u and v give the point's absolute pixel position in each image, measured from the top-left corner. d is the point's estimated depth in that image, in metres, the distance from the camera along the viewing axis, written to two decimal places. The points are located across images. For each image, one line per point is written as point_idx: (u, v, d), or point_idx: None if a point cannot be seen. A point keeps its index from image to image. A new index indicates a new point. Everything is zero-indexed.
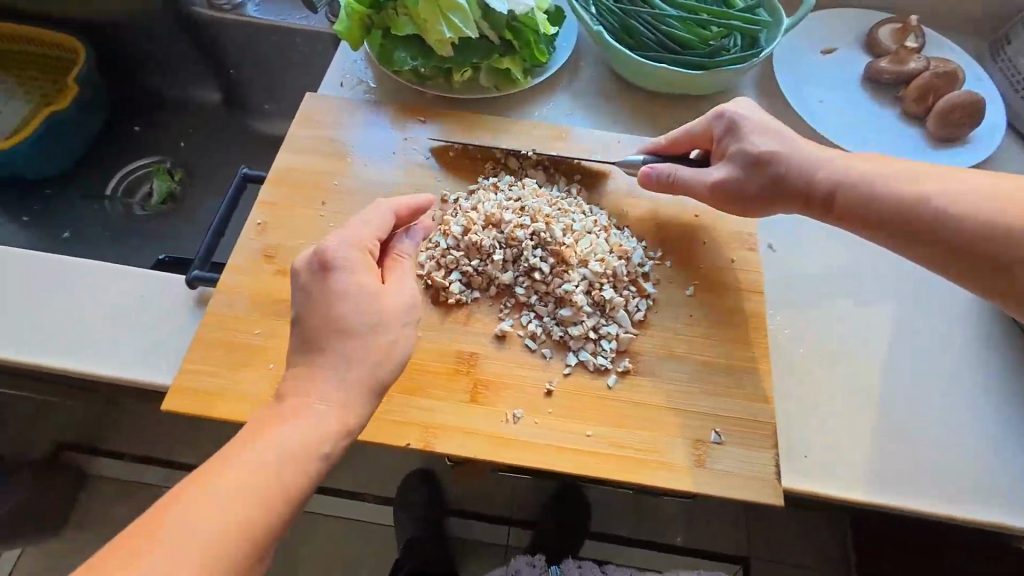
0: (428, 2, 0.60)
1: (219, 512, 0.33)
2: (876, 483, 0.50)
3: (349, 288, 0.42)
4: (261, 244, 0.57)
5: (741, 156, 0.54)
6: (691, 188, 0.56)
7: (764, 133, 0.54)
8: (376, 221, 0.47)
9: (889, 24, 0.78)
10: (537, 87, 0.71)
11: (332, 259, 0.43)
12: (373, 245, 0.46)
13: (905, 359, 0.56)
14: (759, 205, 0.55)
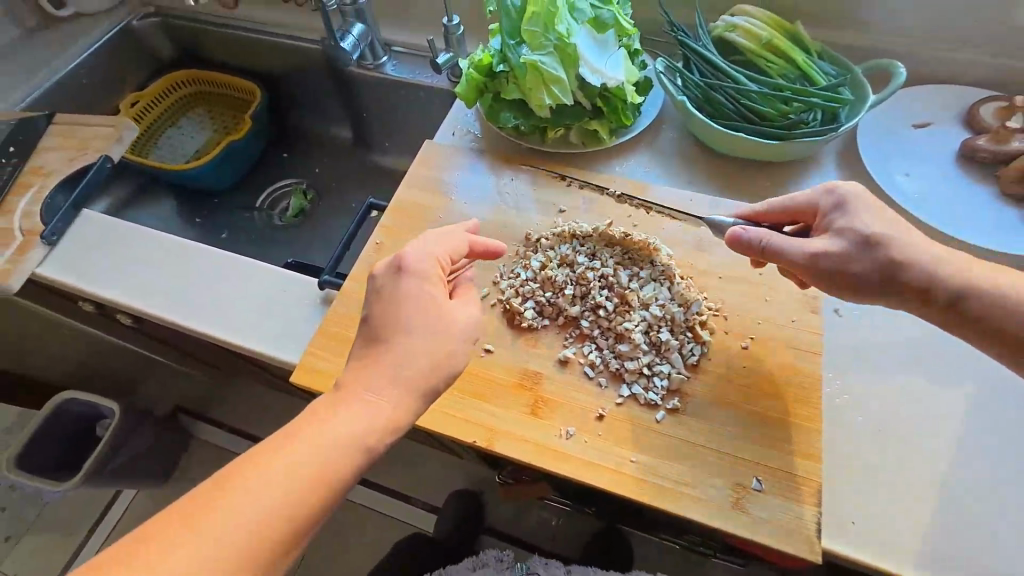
0: (534, 74, 0.70)
1: (299, 468, 0.41)
2: (927, 563, 0.49)
3: (416, 294, 0.50)
4: (376, 259, 0.70)
5: (851, 231, 0.53)
6: (790, 253, 0.54)
7: (871, 213, 0.53)
8: (453, 244, 0.56)
9: (994, 101, 0.77)
10: (620, 146, 0.80)
11: (407, 265, 0.51)
12: (444, 260, 0.54)
13: (978, 444, 0.54)
14: (859, 270, 0.52)
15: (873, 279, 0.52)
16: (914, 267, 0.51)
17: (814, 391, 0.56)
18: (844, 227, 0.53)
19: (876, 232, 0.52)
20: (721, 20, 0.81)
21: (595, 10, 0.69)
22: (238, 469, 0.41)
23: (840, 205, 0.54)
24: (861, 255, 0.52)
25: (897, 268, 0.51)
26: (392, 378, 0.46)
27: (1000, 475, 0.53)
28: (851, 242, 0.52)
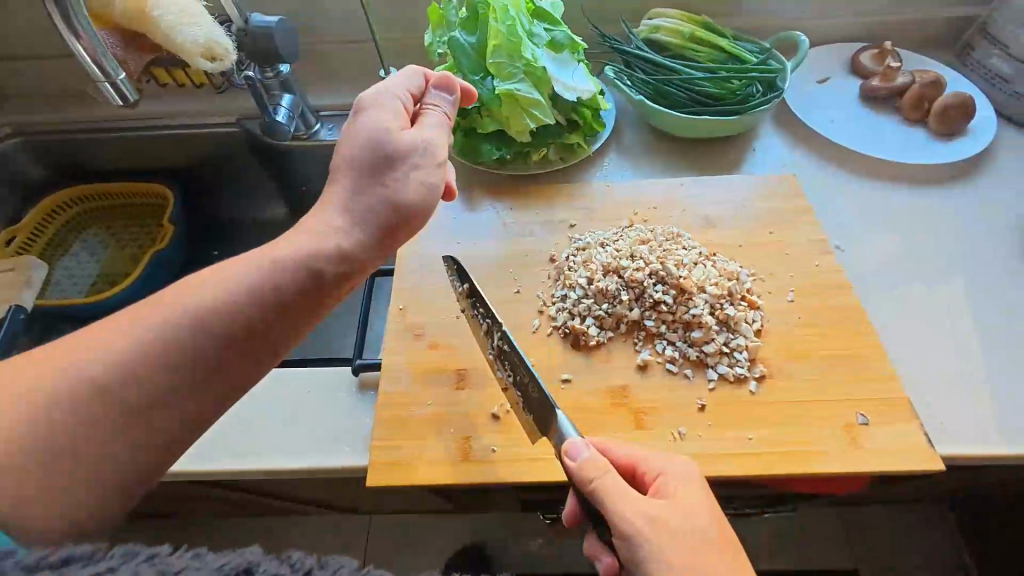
0: (510, 101, 0.70)
1: (131, 356, 0.40)
2: (1014, 436, 0.55)
3: (376, 132, 0.52)
4: (406, 324, 0.64)
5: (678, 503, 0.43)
6: (614, 509, 0.42)
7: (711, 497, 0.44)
8: (411, 80, 0.57)
9: (868, 50, 0.91)
10: (595, 152, 0.82)
11: (369, 105, 0.54)
12: (402, 98, 0.56)
13: (995, 324, 0.63)
14: (666, 570, 0.39)
15: (672, 564, 0.39)
16: (716, 568, 0.40)
17: (862, 319, 0.61)
18: (680, 508, 0.43)
19: (711, 523, 0.42)
20: (644, 24, 0.88)
21: (549, 33, 0.72)
22: (61, 350, 0.40)
23: (685, 485, 0.45)
24: (669, 542, 0.40)
25: (693, 569, 0.39)
26: (245, 277, 0.45)
27: (1021, 344, 0.62)
28: (693, 525, 0.42)
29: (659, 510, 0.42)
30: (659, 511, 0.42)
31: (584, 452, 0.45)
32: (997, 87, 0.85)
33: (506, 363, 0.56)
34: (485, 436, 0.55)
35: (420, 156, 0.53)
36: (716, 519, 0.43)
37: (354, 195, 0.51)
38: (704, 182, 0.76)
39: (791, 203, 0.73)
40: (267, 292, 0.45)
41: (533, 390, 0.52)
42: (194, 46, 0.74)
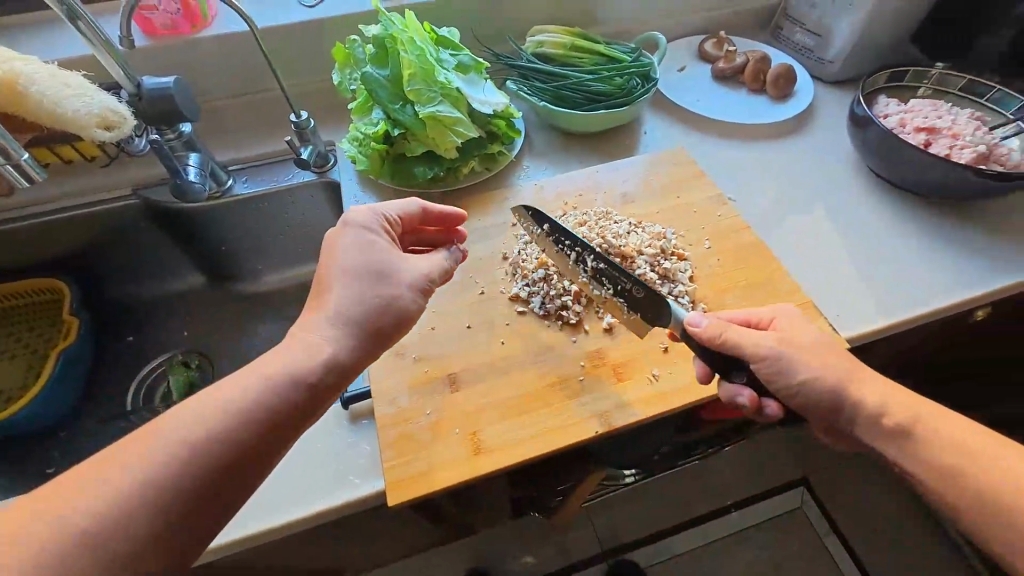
0: (434, 123, 0.75)
1: (113, 510, 0.38)
2: (883, 311, 0.72)
3: (361, 265, 0.54)
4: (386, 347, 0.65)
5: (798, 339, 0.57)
6: (744, 345, 0.57)
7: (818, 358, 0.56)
8: (403, 206, 0.62)
9: (709, 40, 1.10)
10: (516, 158, 0.90)
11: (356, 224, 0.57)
12: (390, 219, 0.60)
13: (850, 234, 0.81)
14: (804, 369, 0.55)
15: (810, 362, 0.55)
16: (842, 356, 0.56)
17: (761, 251, 0.75)
18: (796, 331, 0.58)
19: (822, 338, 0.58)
20: (529, 41, 0.99)
21: (456, 58, 0.79)
22: (70, 484, 0.39)
23: (795, 321, 0.60)
24: (791, 353, 0.56)
25: (823, 363, 0.55)
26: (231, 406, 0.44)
27: (871, 244, 0.80)
28: (813, 337, 0.57)
29: (781, 335, 0.57)
30: (781, 336, 0.57)
31: (704, 319, 0.59)
32: (805, 56, 1.08)
33: (604, 279, 0.67)
34: (490, 427, 0.59)
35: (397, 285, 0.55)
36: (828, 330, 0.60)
37: (342, 305, 0.52)
38: (614, 166, 0.87)
39: (686, 171, 0.87)
40: (249, 419, 0.44)
41: (637, 290, 0.64)
42: (88, 117, 0.70)
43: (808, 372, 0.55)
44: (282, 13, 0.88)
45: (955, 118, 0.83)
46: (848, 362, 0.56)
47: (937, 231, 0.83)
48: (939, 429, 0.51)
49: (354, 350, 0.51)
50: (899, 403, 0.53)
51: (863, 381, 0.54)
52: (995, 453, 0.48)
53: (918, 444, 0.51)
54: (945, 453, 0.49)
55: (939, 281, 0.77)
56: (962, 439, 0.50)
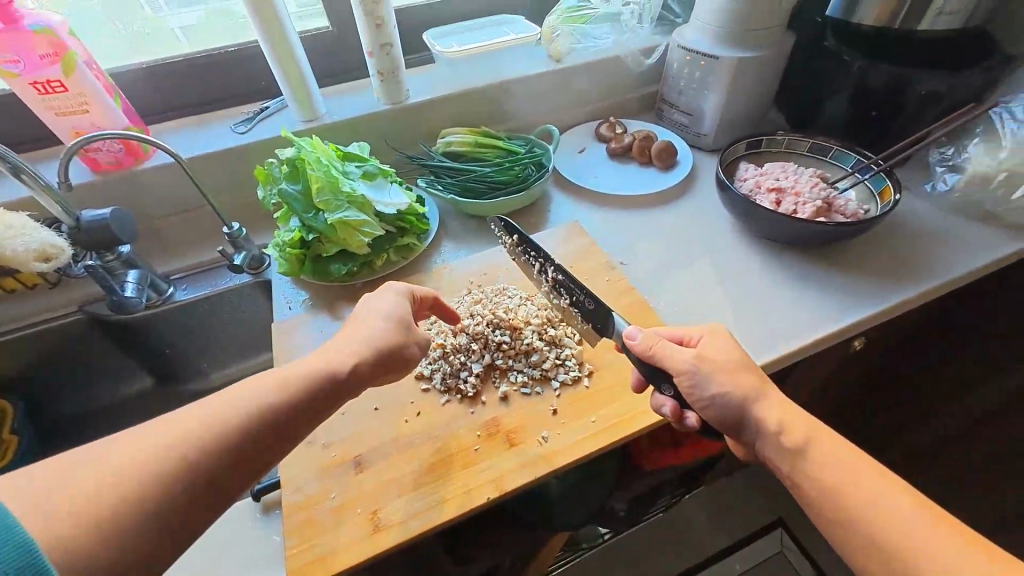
0: (343, 227, 0.86)
1: (100, 492, 0.44)
2: (756, 353, 0.79)
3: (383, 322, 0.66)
4: None
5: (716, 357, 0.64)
6: (671, 356, 0.64)
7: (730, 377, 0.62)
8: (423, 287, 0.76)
9: (602, 124, 1.26)
10: (430, 245, 1.00)
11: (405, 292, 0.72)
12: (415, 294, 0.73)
13: (729, 283, 0.91)
14: (713, 387, 0.62)
15: (718, 378, 0.62)
16: (753, 375, 0.63)
17: (643, 310, 0.84)
18: (715, 345, 0.66)
19: (740, 354, 0.65)
20: (439, 142, 1.13)
21: (361, 169, 0.91)
22: (83, 458, 0.47)
23: (717, 334, 0.67)
24: (705, 368, 0.63)
25: (731, 379, 0.62)
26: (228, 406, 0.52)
27: (746, 291, 0.89)
28: (728, 354, 0.64)
29: (700, 351, 0.65)
30: (699, 352, 0.64)
31: (638, 333, 0.68)
32: (684, 131, 1.24)
33: (563, 289, 0.79)
34: (391, 503, 0.63)
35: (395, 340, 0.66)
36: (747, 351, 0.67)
37: (347, 350, 0.62)
38: None
39: (579, 242, 0.97)
40: (229, 429, 0.51)
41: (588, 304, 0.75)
42: (26, 253, 0.79)
43: (716, 387, 0.62)
44: (217, 142, 1.02)
45: (799, 177, 0.96)
46: (756, 379, 0.62)
47: (806, 272, 0.92)
48: (828, 451, 0.56)
49: (333, 384, 0.59)
50: (793, 425, 0.58)
51: (766, 401, 0.60)
52: (874, 479, 0.53)
53: (810, 461, 0.56)
54: (829, 469, 0.55)
55: (810, 318, 0.84)
56: (850, 461, 0.55)
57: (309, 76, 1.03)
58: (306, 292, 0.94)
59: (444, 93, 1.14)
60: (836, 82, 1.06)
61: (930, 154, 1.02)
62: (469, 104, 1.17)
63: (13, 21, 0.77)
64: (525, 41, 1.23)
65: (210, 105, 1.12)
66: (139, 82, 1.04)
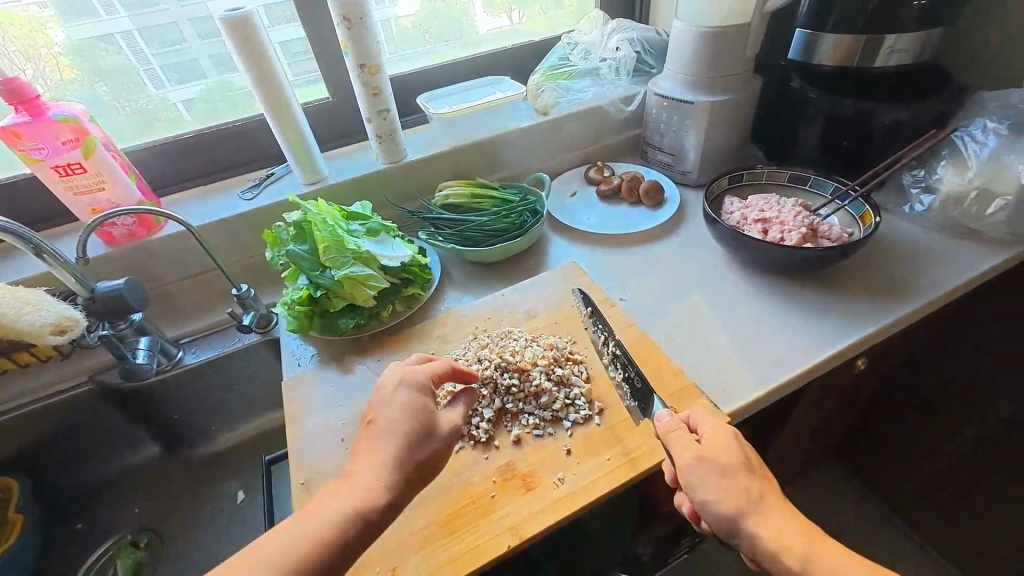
0: (350, 283, 0.89)
1: None
2: (761, 380, 0.81)
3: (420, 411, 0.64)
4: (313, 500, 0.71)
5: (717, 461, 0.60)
6: (673, 446, 0.64)
7: (721, 488, 0.58)
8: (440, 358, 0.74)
9: (590, 168, 1.32)
10: (434, 294, 1.03)
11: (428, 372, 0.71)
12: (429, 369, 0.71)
13: (727, 311, 0.93)
14: (701, 493, 0.59)
15: (712, 484, 0.59)
16: (752, 482, 0.59)
17: (646, 343, 0.86)
18: (719, 444, 0.62)
19: (743, 460, 0.61)
20: (437, 196, 1.18)
21: (365, 226, 0.96)
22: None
23: (722, 433, 0.63)
24: (701, 471, 0.60)
25: (726, 489, 0.58)
26: (351, 487, 0.57)
27: (745, 318, 0.91)
28: (724, 462, 0.60)
29: (702, 450, 0.62)
30: (700, 450, 0.61)
31: (666, 417, 0.67)
32: (668, 169, 1.30)
33: (619, 363, 0.81)
34: (409, 560, 0.62)
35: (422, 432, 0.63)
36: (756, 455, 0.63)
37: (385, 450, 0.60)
38: (517, 288, 1.00)
39: (577, 281, 1.00)
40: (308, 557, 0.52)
41: (636, 382, 0.77)
42: (43, 326, 0.81)
43: (704, 493, 0.59)
44: (226, 209, 1.06)
45: (782, 207, 1.01)
46: (754, 487, 0.58)
47: (801, 297, 0.94)
48: (833, 573, 0.52)
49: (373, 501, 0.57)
50: (792, 548, 0.54)
51: (759, 517, 0.56)
52: None
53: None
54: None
55: (808, 342, 0.86)
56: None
57: (313, 143, 1.10)
58: (315, 348, 0.96)
59: (439, 150, 1.20)
60: (807, 114, 1.13)
61: (903, 178, 1.06)
62: (463, 158, 1.24)
63: (40, 113, 0.83)
64: (513, 97, 1.32)
65: (218, 173, 1.18)
66: (153, 159, 1.10)
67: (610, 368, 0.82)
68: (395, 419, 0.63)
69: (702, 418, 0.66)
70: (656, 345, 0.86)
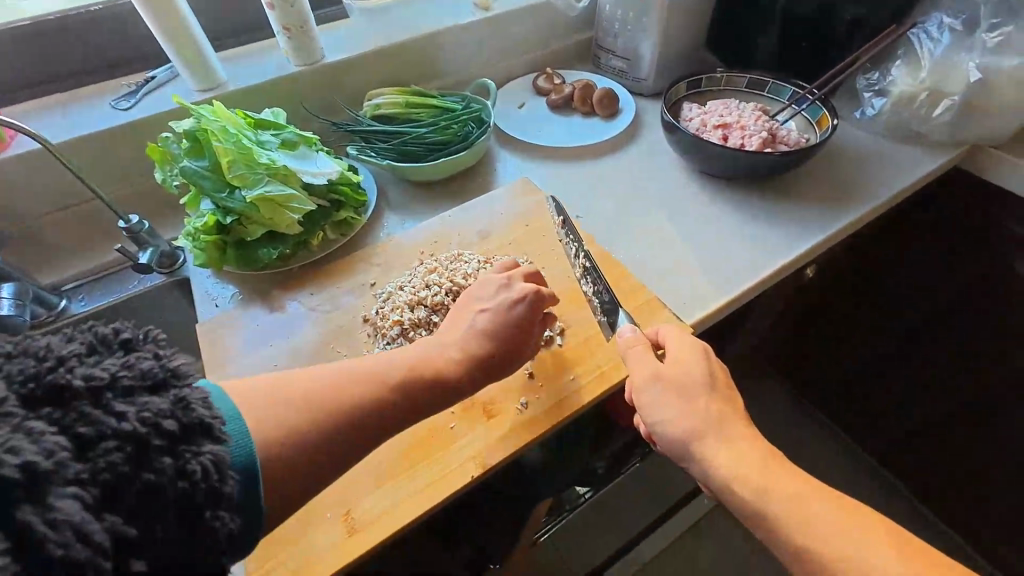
0: (266, 204, 0.76)
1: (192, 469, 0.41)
2: (721, 289, 0.79)
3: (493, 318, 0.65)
4: None
5: (678, 381, 0.58)
6: (631, 365, 0.61)
7: (677, 408, 0.56)
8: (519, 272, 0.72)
9: (539, 75, 1.19)
10: (371, 218, 0.91)
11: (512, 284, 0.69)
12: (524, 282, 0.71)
13: (686, 222, 0.89)
14: (658, 412, 0.57)
15: (669, 405, 0.57)
16: (712, 403, 0.56)
17: (606, 259, 0.82)
18: (682, 362, 0.59)
19: (705, 376, 0.58)
20: (366, 106, 1.02)
21: (279, 138, 0.80)
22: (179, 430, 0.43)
23: (687, 351, 0.60)
24: (660, 388, 0.58)
25: (683, 409, 0.56)
26: (453, 361, 0.60)
27: (704, 229, 0.88)
28: (686, 381, 0.57)
29: (661, 367, 0.59)
30: (658, 368, 0.59)
31: (629, 332, 0.63)
32: (622, 77, 1.20)
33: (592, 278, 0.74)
34: (363, 504, 0.57)
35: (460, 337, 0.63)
36: (722, 373, 0.60)
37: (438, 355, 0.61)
38: (465, 207, 0.91)
39: (530, 198, 0.91)
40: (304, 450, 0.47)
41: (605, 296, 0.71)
42: None
43: (660, 414, 0.57)
44: (95, 122, 0.85)
45: (742, 112, 0.95)
46: (713, 409, 0.56)
47: (758, 205, 0.92)
48: (792, 504, 0.49)
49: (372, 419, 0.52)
50: (751, 477, 0.51)
51: (717, 441, 0.53)
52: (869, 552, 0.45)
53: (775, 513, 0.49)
54: (800, 533, 0.47)
55: (763, 252, 0.85)
56: (824, 515, 0.48)
57: (200, 36, 0.88)
58: (237, 287, 0.83)
59: (364, 51, 1.02)
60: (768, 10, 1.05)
61: (857, 81, 1.03)
62: (392, 61, 1.07)
63: None
64: None
65: (78, 78, 0.94)
66: None
67: (585, 281, 0.76)
68: (508, 307, 0.65)
69: (673, 335, 0.63)
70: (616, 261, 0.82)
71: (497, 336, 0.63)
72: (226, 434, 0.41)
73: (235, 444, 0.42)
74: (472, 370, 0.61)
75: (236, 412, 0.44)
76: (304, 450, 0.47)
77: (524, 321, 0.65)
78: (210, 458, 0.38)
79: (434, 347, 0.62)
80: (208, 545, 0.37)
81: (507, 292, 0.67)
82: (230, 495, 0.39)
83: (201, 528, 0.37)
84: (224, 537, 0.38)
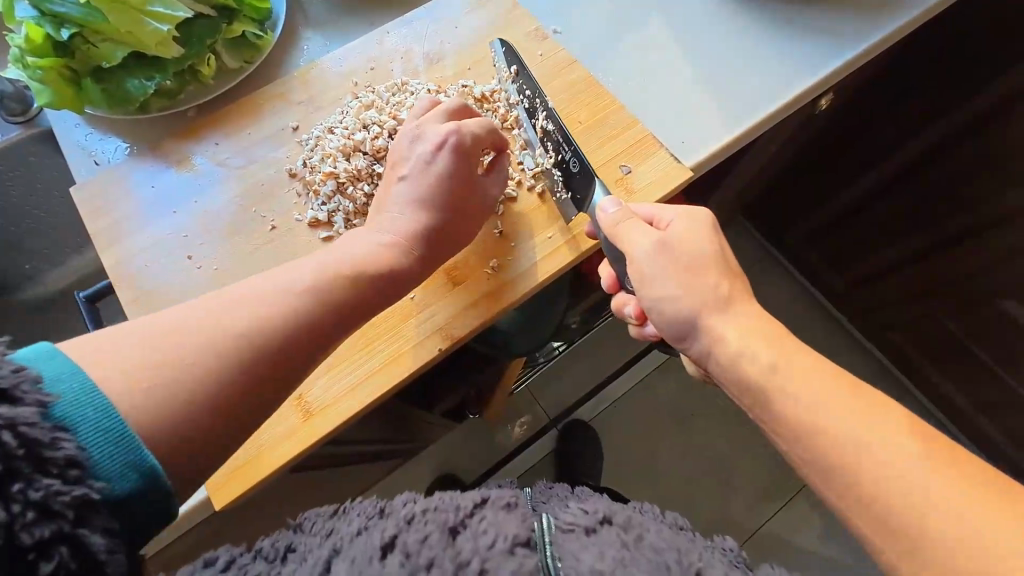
0: (115, 9, 0.54)
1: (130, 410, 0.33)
2: (727, 126, 0.64)
3: (417, 179, 0.53)
4: None
5: (678, 257, 0.48)
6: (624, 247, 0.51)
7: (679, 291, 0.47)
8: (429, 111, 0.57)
9: None
10: (283, 39, 0.68)
11: (421, 130, 0.55)
12: (434, 117, 0.56)
13: (694, 35, 0.69)
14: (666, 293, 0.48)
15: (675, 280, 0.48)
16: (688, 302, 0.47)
17: (593, 89, 0.65)
18: (688, 236, 0.49)
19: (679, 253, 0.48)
20: None
21: None
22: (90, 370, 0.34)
23: (694, 223, 0.50)
24: (655, 255, 0.49)
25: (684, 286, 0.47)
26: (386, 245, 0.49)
27: (715, 43, 0.68)
28: (683, 251, 0.48)
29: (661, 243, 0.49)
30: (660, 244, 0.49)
31: (613, 207, 0.53)
32: None
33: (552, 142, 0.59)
34: (315, 384, 0.52)
35: (386, 222, 0.51)
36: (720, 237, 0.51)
37: (356, 248, 0.49)
38: (407, 19, 0.68)
39: (496, 5, 0.69)
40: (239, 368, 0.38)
41: (573, 166, 0.56)
42: None
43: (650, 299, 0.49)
44: None
45: None
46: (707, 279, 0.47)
47: (791, 7, 0.70)
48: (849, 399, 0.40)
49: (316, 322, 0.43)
50: None
51: None
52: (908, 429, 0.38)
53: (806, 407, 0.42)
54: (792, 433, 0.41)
55: (784, 76, 0.67)
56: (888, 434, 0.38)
57: None
58: (129, 139, 0.63)
59: None
60: None
61: None
62: None
63: None
64: None
65: None
66: None
67: (541, 147, 0.60)
68: (427, 163, 0.53)
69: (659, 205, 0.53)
70: (604, 92, 0.65)
71: (425, 202, 0.52)
72: (43, 390, 0.29)
73: (66, 402, 0.30)
74: (413, 248, 0.51)
75: (70, 367, 0.32)
76: (221, 367, 0.37)
77: (455, 173, 0.53)
78: (2, 424, 0.27)
79: (369, 237, 0.50)
80: (44, 527, 0.27)
81: (423, 142, 0.54)
82: (65, 460, 0.28)
83: (21, 507, 0.26)
84: (73, 509, 0.28)
